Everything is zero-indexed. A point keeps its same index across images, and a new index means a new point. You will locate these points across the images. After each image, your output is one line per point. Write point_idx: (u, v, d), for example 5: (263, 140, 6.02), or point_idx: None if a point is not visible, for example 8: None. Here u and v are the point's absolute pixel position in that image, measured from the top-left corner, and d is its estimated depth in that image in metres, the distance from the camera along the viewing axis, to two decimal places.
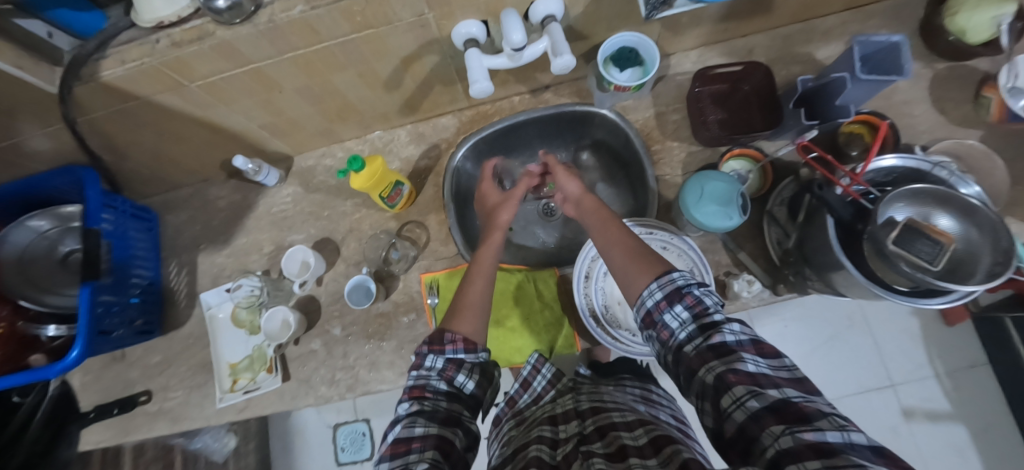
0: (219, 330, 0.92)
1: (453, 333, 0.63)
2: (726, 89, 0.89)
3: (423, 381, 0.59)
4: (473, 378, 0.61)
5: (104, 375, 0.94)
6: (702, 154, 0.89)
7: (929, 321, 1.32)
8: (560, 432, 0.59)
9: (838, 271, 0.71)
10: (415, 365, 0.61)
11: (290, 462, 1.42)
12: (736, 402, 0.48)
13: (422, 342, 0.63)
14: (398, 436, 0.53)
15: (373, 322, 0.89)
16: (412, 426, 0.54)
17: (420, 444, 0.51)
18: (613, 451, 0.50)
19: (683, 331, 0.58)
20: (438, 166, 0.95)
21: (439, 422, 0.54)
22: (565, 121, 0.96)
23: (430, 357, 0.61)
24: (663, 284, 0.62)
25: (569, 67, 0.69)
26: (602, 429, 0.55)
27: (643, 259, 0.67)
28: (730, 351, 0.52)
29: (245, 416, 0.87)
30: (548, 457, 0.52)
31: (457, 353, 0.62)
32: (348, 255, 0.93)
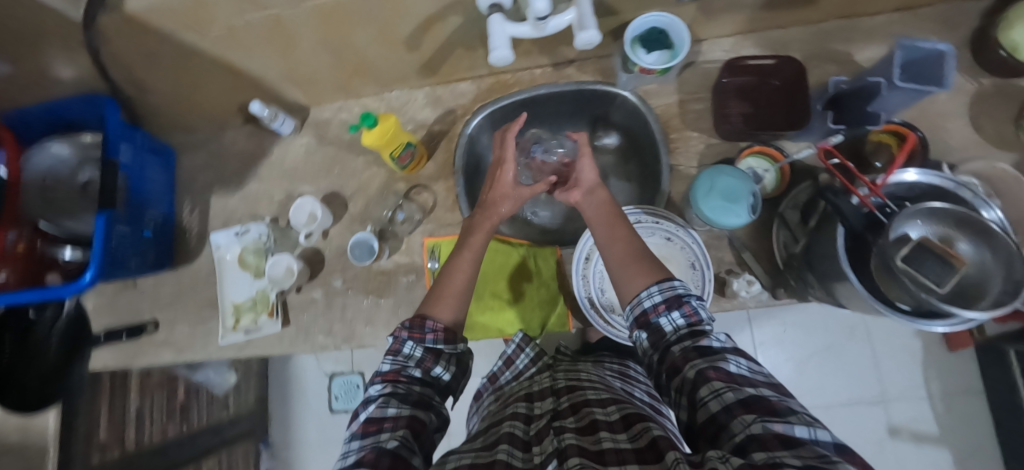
0: (227, 271, 0.95)
1: (434, 322, 0.66)
2: (754, 82, 0.86)
3: (399, 366, 0.62)
4: (448, 368, 0.65)
5: (118, 300, 0.99)
6: (721, 147, 0.87)
7: (931, 342, 1.30)
8: (535, 408, 0.61)
9: (842, 281, 0.70)
10: (393, 349, 0.64)
11: (287, 404, 1.52)
12: (713, 393, 0.48)
13: (403, 326, 0.66)
14: (370, 416, 0.55)
15: (373, 278, 0.90)
16: (385, 407, 0.55)
17: (392, 425, 0.53)
18: (584, 425, 0.50)
19: (674, 334, 0.58)
20: (452, 131, 0.95)
21: (411, 404, 0.57)
22: (585, 99, 0.94)
23: (410, 343, 0.64)
24: (664, 288, 0.62)
25: (594, 42, 0.67)
26: (576, 407, 0.57)
27: (643, 260, 0.68)
28: (716, 352, 0.53)
29: (246, 354, 0.91)
30: (523, 432, 0.54)
31: (436, 343, 0.65)
32: (355, 211, 0.94)
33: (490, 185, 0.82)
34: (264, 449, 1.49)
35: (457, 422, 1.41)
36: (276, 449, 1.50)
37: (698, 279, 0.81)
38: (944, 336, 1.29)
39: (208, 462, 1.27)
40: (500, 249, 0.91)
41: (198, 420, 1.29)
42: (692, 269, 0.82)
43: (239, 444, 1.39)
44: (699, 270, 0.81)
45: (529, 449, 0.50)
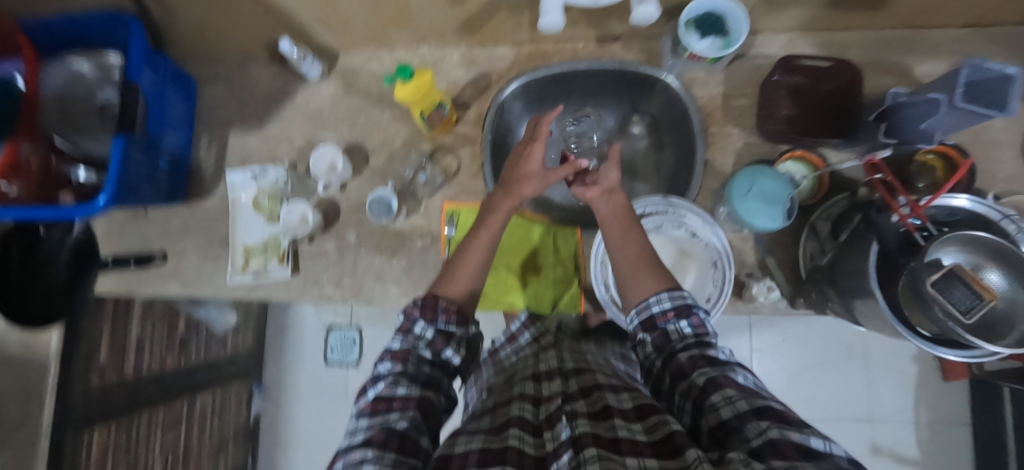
0: (240, 213, 0.93)
1: (447, 302, 0.65)
2: (804, 85, 0.81)
3: (410, 346, 0.60)
4: (458, 351, 0.64)
5: (128, 228, 0.97)
6: (759, 147, 0.84)
7: (928, 371, 1.30)
8: (544, 389, 0.61)
9: (865, 298, 0.68)
10: (404, 328, 0.63)
11: (283, 349, 1.54)
12: (725, 400, 0.44)
13: (415, 304, 0.64)
14: (379, 394, 0.54)
15: (388, 237, 0.89)
16: (395, 385, 0.55)
17: (400, 405, 0.53)
18: (596, 410, 0.50)
19: (681, 343, 0.56)
20: (484, 96, 0.91)
21: (420, 385, 0.57)
22: (625, 80, 0.90)
23: (421, 323, 0.62)
24: (674, 297, 0.60)
25: (651, 18, 0.64)
26: (586, 390, 0.56)
27: (654, 266, 0.66)
28: (723, 363, 0.50)
29: (252, 297, 0.90)
30: (532, 416, 0.53)
31: (447, 325, 0.64)
32: (376, 166, 0.92)
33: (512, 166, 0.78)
34: (258, 391, 1.53)
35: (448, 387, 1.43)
36: (269, 392, 1.54)
37: (718, 278, 0.79)
38: (942, 366, 1.28)
39: (202, 396, 1.29)
40: (520, 223, 0.89)
41: (197, 354, 1.29)
42: (714, 267, 0.80)
43: (234, 382, 1.41)
44: (720, 269, 0.79)
45: (540, 433, 0.50)
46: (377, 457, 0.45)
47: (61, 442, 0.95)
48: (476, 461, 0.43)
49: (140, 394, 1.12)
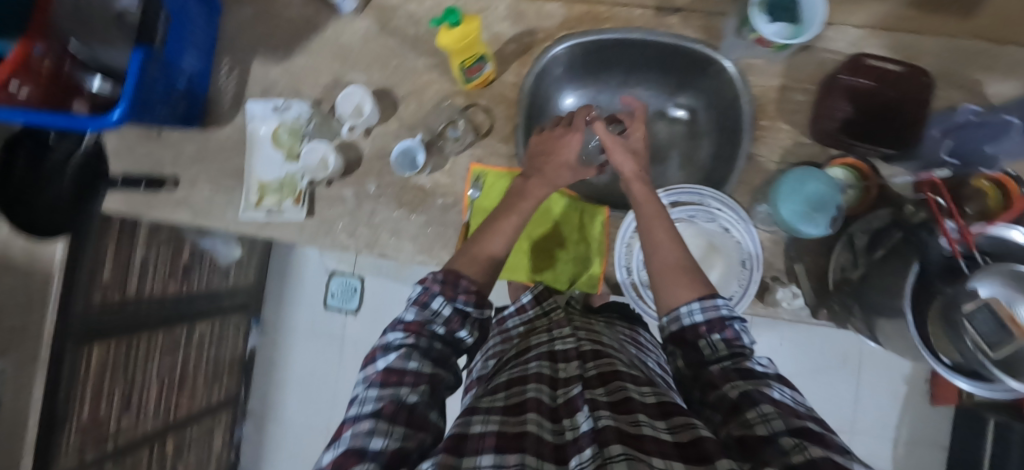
0: (258, 146, 0.90)
1: (468, 282, 0.61)
2: (867, 87, 0.77)
3: (424, 320, 0.58)
4: (472, 333, 0.61)
5: (139, 147, 0.94)
6: (808, 149, 0.80)
7: (916, 392, 1.31)
8: (561, 370, 0.60)
9: (892, 318, 0.66)
10: (421, 300, 0.59)
11: (284, 286, 1.55)
12: (761, 417, 0.43)
13: (434, 279, 0.60)
14: (390, 365, 0.53)
15: (408, 191, 0.86)
16: (407, 359, 0.53)
17: (412, 380, 0.52)
18: (617, 401, 0.49)
19: (714, 357, 0.54)
20: (527, 54, 0.85)
21: (431, 361, 0.55)
22: (679, 56, 0.86)
23: (439, 300, 0.59)
24: (707, 307, 0.57)
25: None
26: (605, 378, 0.55)
27: (689, 270, 0.63)
28: (759, 377, 0.49)
29: (263, 234, 0.88)
30: (550, 399, 0.53)
31: (466, 305, 0.60)
32: (404, 116, 0.87)
33: (544, 153, 0.78)
34: (255, 326, 1.54)
35: None
36: (266, 328, 1.56)
37: (744, 277, 0.77)
38: (931, 390, 1.29)
39: (201, 324, 1.29)
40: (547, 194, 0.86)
41: (199, 283, 1.28)
42: (742, 266, 0.78)
43: (233, 314, 1.42)
44: (748, 269, 0.77)
45: (557, 419, 0.50)
46: (386, 430, 0.46)
47: (61, 353, 0.94)
48: (493, 448, 0.44)
49: (140, 316, 1.11)
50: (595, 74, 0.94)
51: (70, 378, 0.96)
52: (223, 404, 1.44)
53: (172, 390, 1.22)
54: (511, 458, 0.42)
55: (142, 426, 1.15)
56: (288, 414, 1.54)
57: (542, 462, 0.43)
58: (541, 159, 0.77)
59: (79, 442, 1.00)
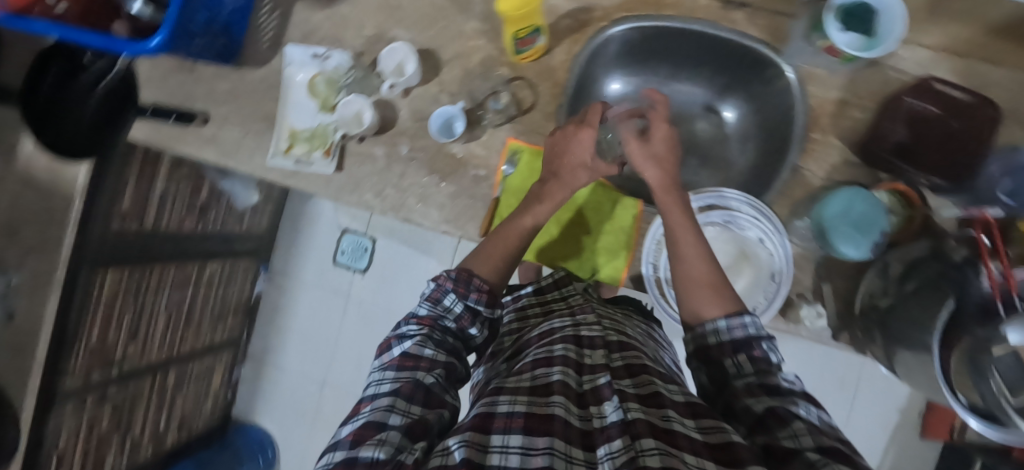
0: (293, 92, 0.88)
1: (481, 281, 0.62)
2: (931, 115, 0.71)
3: (437, 315, 0.59)
4: (482, 331, 0.62)
5: (171, 78, 0.92)
6: (855, 168, 0.78)
7: (909, 424, 1.31)
8: (586, 357, 0.62)
9: (916, 352, 0.65)
10: (434, 297, 0.60)
11: (295, 237, 1.55)
12: (790, 434, 0.43)
13: (449, 276, 0.62)
14: (406, 351, 0.54)
15: (441, 159, 0.84)
16: (423, 346, 0.54)
17: (427, 365, 0.52)
18: (645, 395, 0.53)
19: (741, 379, 0.52)
20: (580, 32, 0.82)
21: (445, 350, 0.56)
22: (736, 55, 0.83)
23: (452, 296, 0.60)
24: (733, 325, 0.56)
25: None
26: (632, 370, 0.59)
27: (715, 285, 0.61)
28: (786, 393, 0.48)
29: (290, 183, 0.87)
30: (575, 384, 0.55)
31: (477, 303, 0.61)
32: (446, 81, 0.85)
33: (558, 156, 0.74)
34: (264, 273, 1.55)
35: None
36: (274, 276, 1.56)
37: (770, 291, 0.76)
38: (923, 424, 1.29)
39: (212, 264, 1.29)
40: None
41: (214, 223, 1.28)
42: (770, 279, 0.76)
43: (243, 258, 1.42)
44: (775, 283, 0.75)
45: (583, 406, 0.53)
46: (404, 408, 0.46)
47: (75, 276, 0.94)
48: (521, 429, 0.45)
49: (155, 248, 1.11)
50: (645, 62, 0.91)
51: (80, 302, 0.96)
52: (225, 344, 1.46)
53: (179, 325, 1.23)
54: (540, 441, 0.44)
55: (146, 356, 1.17)
56: (286, 362, 1.56)
57: (569, 448, 0.44)
58: (557, 161, 0.74)
59: (86, 364, 1.01)
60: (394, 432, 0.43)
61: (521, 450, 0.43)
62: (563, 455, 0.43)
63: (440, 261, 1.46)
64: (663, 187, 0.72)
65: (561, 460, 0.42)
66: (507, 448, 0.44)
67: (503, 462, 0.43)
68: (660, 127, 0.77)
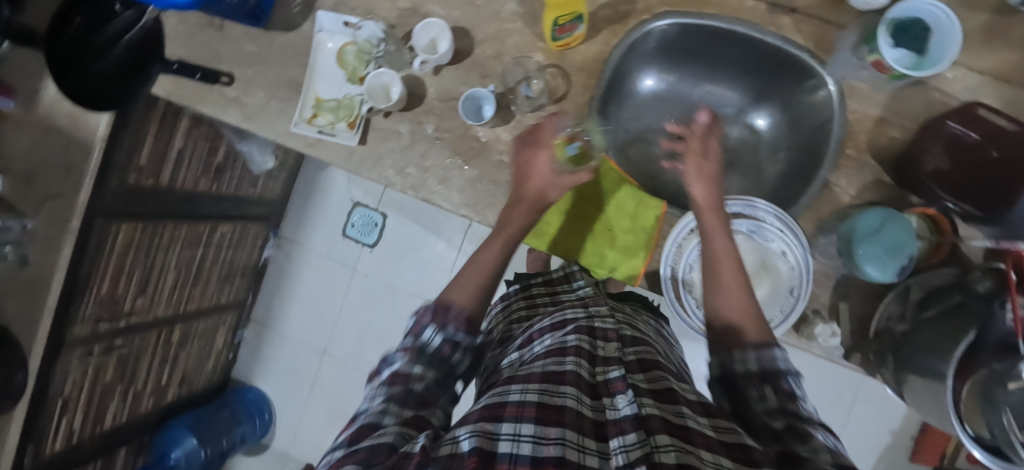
0: (321, 61, 0.86)
1: (459, 310, 0.61)
2: (970, 141, 0.69)
3: (418, 345, 0.58)
4: (467, 357, 0.59)
5: (198, 35, 0.90)
6: (887, 188, 0.77)
7: (900, 446, 1.31)
8: (600, 348, 0.63)
9: (928, 379, 0.65)
10: (415, 331, 0.60)
11: (307, 205, 1.55)
12: (810, 449, 0.42)
13: (426, 311, 0.61)
14: (397, 370, 0.55)
15: (466, 141, 0.83)
16: (412, 364, 0.55)
17: (417, 380, 0.54)
18: (658, 390, 0.54)
19: (761, 404, 0.51)
20: (620, 24, 0.80)
21: (435, 368, 0.56)
22: (776, 60, 0.80)
23: (430, 329, 0.59)
24: (763, 359, 0.54)
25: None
26: (645, 365, 0.61)
27: (752, 317, 0.60)
28: (805, 418, 0.47)
29: (311, 152, 0.86)
30: (589, 375, 0.56)
31: (456, 334, 0.59)
32: (478, 62, 0.83)
33: (523, 179, 0.75)
34: (273, 238, 1.55)
35: None
36: (283, 242, 1.56)
37: (787, 306, 0.75)
38: (914, 447, 1.30)
39: (223, 226, 1.29)
40: (610, 176, 0.84)
41: (228, 185, 1.27)
42: (787, 294, 0.75)
43: (254, 223, 1.42)
44: (793, 297, 0.75)
45: (596, 396, 0.53)
46: (396, 411, 0.49)
47: (89, 226, 0.94)
48: (533, 418, 0.46)
49: (167, 204, 1.11)
50: (682, 61, 0.89)
51: (95, 251, 0.96)
52: (230, 305, 1.47)
53: (186, 283, 1.24)
54: (551, 431, 0.44)
55: (153, 311, 1.18)
56: (289, 329, 1.57)
57: (581, 437, 0.44)
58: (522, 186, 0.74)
59: (95, 313, 1.03)
60: (389, 428, 0.46)
61: (533, 437, 0.43)
62: (575, 445, 0.43)
63: (449, 243, 1.46)
64: (710, 207, 0.71)
65: (573, 450, 0.42)
66: (518, 435, 0.44)
67: (514, 449, 0.42)
68: (713, 149, 0.78)
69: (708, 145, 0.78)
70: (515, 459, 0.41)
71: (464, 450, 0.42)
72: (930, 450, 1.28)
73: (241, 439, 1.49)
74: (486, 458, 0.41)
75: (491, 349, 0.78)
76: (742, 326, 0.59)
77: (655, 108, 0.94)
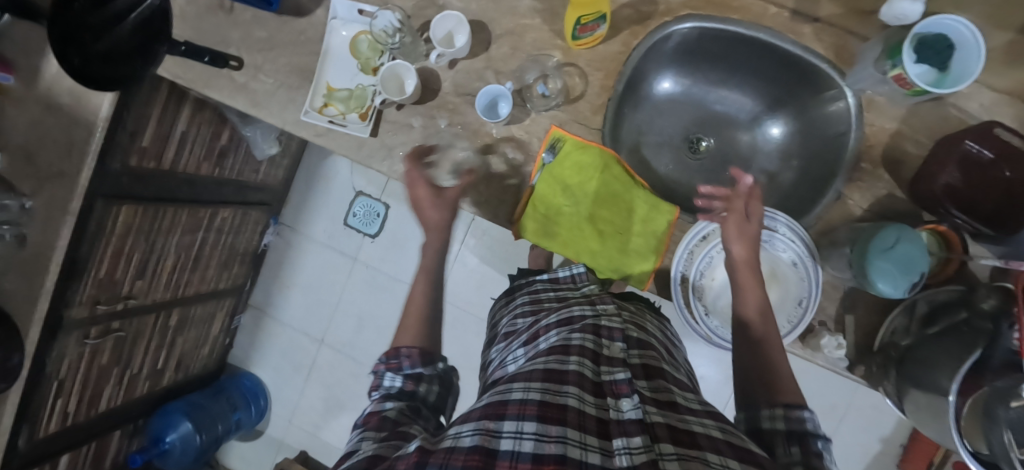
0: (334, 50, 0.85)
1: (409, 349, 0.67)
2: (984, 160, 0.69)
3: (383, 392, 0.62)
4: (433, 386, 0.64)
5: (207, 17, 0.88)
6: (899, 202, 0.77)
7: (888, 453, 1.33)
8: (604, 348, 0.62)
9: (931, 393, 0.66)
10: (375, 384, 0.64)
11: (308, 193, 1.53)
12: None
13: (379, 361, 0.66)
14: (370, 410, 0.58)
15: (479, 138, 0.81)
16: (383, 402, 0.59)
17: (390, 408, 0.57)
18: (661, 400, 0.54)
19: (784, 451, 0.51)
20: (640, 25, 0.79)
21: (406, 400, 0.60)
22: (794, 69, 0.79)
23: (389, 375, 0.64)
24: (790, 419, 0.54)
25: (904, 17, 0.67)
26: (649, 371, 0.60)
27: (786, 379, 0.60)
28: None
29: (320, 143, 0.84)
30: (591, 374, 0.56)
31: (414, 369, 0.65)
32: (494, 58, 0.81)
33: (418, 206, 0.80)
34: (273, 225, 1.53)
35: (456, 285, 1.46)
36: (283, 230, 1.55)
37: (795, 316, 0.75)
38: (903, 455, 1.32)
39: (224, 211, 1.28)
40: (621, 179, 0.82)
41: (230, 170, 1.25)
42: (797, 305, 0.76)
43: (255, 209, 1.40)
44: (802, 308, 0.75)
45: (599, 396, 0.53)
46: (373, 434, 0.52)
47: (90, 206, 0.92)
48: (534, 416, 0.46)
49: (169, 188, 1.09)
50: (699, 65, 0.88)
51: (95, 231, 0.95)
52: (228, 291, 1.45)
53: (185, 268, 1.23)
54: (553, 429, 0.45)
55: (151, 295, 1.16)
56: (287, 316, 1.56)
57: (584, 435, 0.45)
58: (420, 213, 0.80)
59: (93, 296, 1.01)
60: (368, 444, 0.49)
61: (535, 436, 0.44)
62: (577, 443, 0.44)
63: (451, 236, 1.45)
64: (749, 268, 0.71)
65: (574, 448, 0.43)
66: (521, 433, 0.45)
67: (516, 446, 0.43)
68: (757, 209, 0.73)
69: (752, 204, 0.73)
70: (517, 457, 0.42)
71: (465, 446, 0.44)
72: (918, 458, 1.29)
73: (237, 424, 1.50)
74: (487, 457, 0.42)
75: (498, 344, 0.79)
76: (774, 386, 0.59)
77: (670, 111, 0.93)
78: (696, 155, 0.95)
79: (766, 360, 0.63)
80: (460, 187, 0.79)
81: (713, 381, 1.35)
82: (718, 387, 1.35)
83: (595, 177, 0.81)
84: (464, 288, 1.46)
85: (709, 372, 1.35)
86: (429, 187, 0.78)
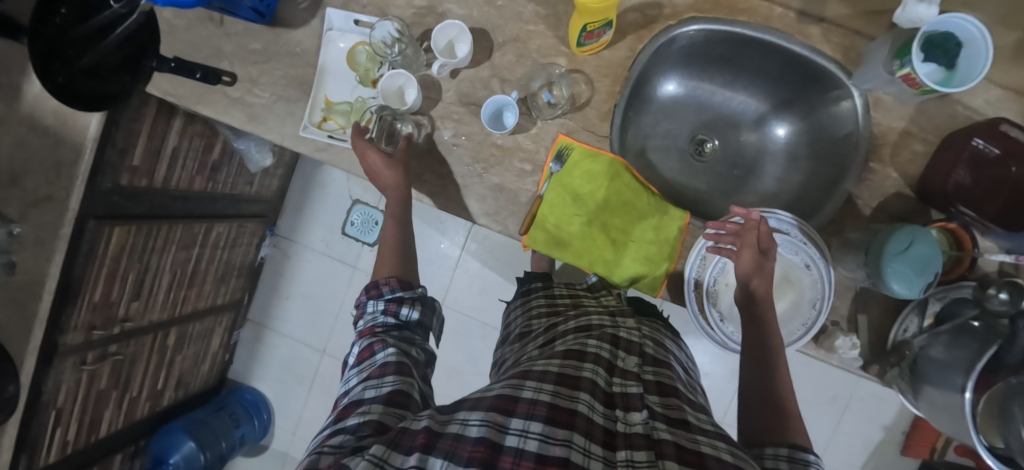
0: (331, 61, 0.82)
1: (388, 277, 0.72)
2: (991, 157, 0.69)
3: (371, 321, 0.68)
4: (415, 308, 0.70)
5: (197, 29, 0.85)
6: (910, 201, 0.76)
7: (891, 441, 1.35)
8: (620, 359, 0.61)
9: (944, 392, 0.66)
10: (361, 311, 0.71)
11: (304, 203, 1.51)
12: None
13: (362, 293, 0.72)
14: (363, 347, 0.64)
15: (487, 149, 0.80)
16: (373, 335, 0.65)
17: (380, 346, 0.62)
18: (674, 418, 0.53)
19: None
20: (646, 30, 0.77)
21: (395, 336, 0.65)
22: (802, 70, 0.79)
23: (370, 302, 0.70)
24: (796, 460, 0.52)
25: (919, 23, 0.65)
26: (663, 389, 0.58)
27: (791, 416, 0.60)
28: None
29: (321, 157, 0.83)
30: (604, 384, 0.55)
31: (393, 291, 0.71)
32: (497, 66, 0.80)
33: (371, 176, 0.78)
34: (269, 236, 1.51)
35: (460, 290, 1.45)
36: (279, 240, 1.52)
37: (810, 319, 0.76)
38: (905, 442, 1.34)
39: (219, 226, 1.25)
40: (633, 186, 0.81)
41: (224, 183, 1.22)
42: (812, 308, 0.76)
43: (251, 221, 1.37)
44: (816, 311, 0.76)
45: (610, 406, 0.52)
46: (378, 381, 0.56)
47: (81, 229, 0.89)
48: (543, 417, 0.46)
49: (160, 206, 1.05)
50: (704, 67, 0.87)
51: (87, 254, 0.91)
52: (226, 306, 1.43)
53: (181, 285, 1.20)
54: (560, 432, 0.45)
55: (148, 316, 1.13)
56: (287, 327, 1.53)
57: (588, 443, 0.45)
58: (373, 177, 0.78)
59: (88, 321, 0.98)
60: (374, 405, 0.51)
61: (541, 436, 0.44)
62: (581, 449, 0.44)
63: (452, 241, 1.44)
64: (759, 290, 0.71)
65: (578, 453, 0.43)
66: (526, 432, 0.45)
67: (521, 444, 0.44)
68: (770, 239, 0.71)
69: (765, 238, 0.72)
70: (521, 454, 0.42)
71: (473, 436, 0.44)
72: (920, 444, 1.31)
73: (240, 439, 1.45)
74: (493, 450, 0.43)
75: (510, 344, 0.77)
76: (783, 427, 0.58)
77: (677, 114, 0.93)
78: (700, 158, 0.94)
79: (778, 399, 0.63)
80: (405, 149, 0.79)
81: (716, 377, 1.36)
82: (721, 384, 1.36)
83: (605, 186, 0.80)
84: (467, 294, 1.45)
85: (713, 368, 1.36)
86: (378, 151, 0.76)
